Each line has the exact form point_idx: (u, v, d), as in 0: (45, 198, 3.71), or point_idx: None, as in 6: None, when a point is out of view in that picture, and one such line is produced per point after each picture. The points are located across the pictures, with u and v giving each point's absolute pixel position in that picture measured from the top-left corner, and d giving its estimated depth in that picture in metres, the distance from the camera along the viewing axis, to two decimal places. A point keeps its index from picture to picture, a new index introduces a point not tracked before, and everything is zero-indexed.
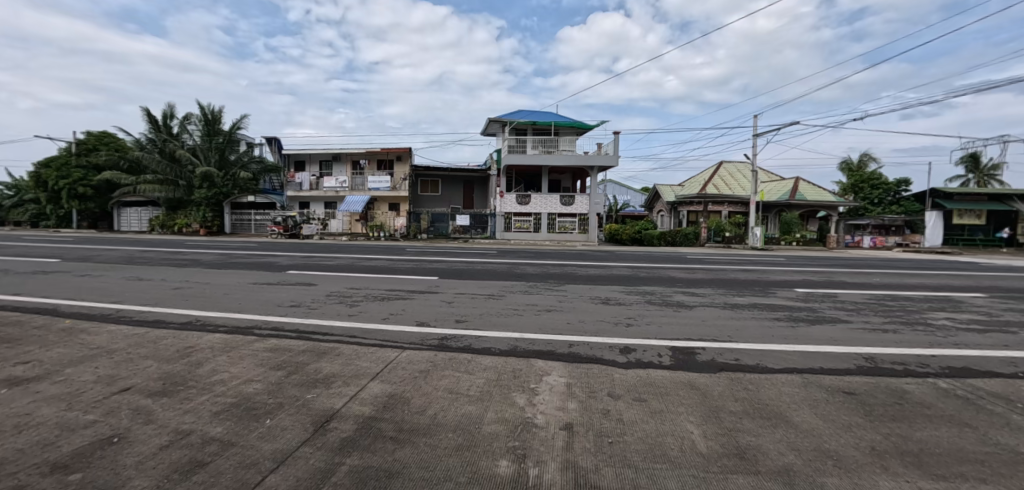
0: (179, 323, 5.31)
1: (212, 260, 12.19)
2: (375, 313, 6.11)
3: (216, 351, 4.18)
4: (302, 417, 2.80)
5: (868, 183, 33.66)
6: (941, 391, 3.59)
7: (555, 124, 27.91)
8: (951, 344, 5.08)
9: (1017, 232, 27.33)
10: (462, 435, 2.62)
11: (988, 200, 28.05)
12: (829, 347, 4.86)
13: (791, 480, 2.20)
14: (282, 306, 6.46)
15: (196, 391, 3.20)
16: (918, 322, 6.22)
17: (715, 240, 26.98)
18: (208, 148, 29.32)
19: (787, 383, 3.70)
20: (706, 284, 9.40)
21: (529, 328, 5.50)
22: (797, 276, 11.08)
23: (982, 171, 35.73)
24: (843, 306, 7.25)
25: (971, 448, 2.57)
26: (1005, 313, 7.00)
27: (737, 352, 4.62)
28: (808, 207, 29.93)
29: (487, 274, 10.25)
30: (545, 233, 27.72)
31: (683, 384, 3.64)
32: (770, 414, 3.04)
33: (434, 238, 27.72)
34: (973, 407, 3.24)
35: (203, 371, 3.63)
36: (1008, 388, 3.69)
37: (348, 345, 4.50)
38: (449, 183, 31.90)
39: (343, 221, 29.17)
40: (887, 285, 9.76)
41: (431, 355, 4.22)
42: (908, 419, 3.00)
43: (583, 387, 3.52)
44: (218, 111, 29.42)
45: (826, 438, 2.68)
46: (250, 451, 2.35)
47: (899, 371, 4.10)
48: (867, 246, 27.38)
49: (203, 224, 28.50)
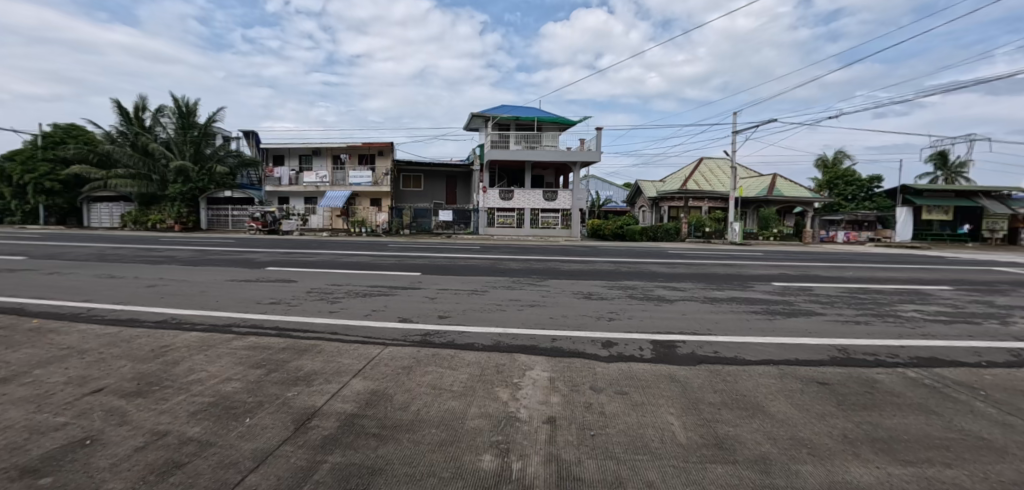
0: (154, 322, 5.15)
1: (188, 257, 11.83)
2: (357, 310, 6.06)
3: (192, 351, 4.08)
4: (283, 416, 2.77)
5: (843, 179, 34.59)
6: (909, 380, 3.76)
7: (537, 120, 28.03)
8: (920, 336, 5.32)
9: (981, 226, 28.75)
10: (446, 431, 2.64)
11: (955, 197, 29.25)
12: (805, 339, 5.01)
13: (768, 468, 2.28)
14: (263, 303, 6.34)
15: (172, 391, 3.13)
16: (888, 314, 6.52)
17: (696, 235, 28.00)
18: (183, 142, 28.56)
19: (763, 374, 3.82)
20: (688, 279, 9.58)
21: (513, 323, 5.55)
22: (774, 271, 11.36)
23: (950, 168, 37.16)
24: (817, 299, 7.50)
25: (937, 435, 2.71)
26: (969, 304, 7.38)
27: (715, 345, 4.73)
28: (785, 203, 30.71)
29: (472, 270, 10.27)
30: (529, 229, 27.80)
31: (664, 376, 3.73)
32: (748, 405, 3.13)
33: (417, 234, 27.53)
34: (939, 396, 3.39)
35: (180, 370, 3.56)
36: (973, 378, 3.87)
37: (329, 343, 4.44)
38: (431, 178, 31.72)
39: (325, 217, 29.25)
40: (860, 278, 10.15)
41: (413, 352, 4.21)
42: (879, 407, 3.14)
43: (566, 381, 3.57)
44: (193, 104, 28.79)
45: (801, 427, 2.79)
46: (230, 451, 2.33)
47: (871, 362, 4.27)
48: (841, 241, 28.43)
49: (178, 220, 27.48)
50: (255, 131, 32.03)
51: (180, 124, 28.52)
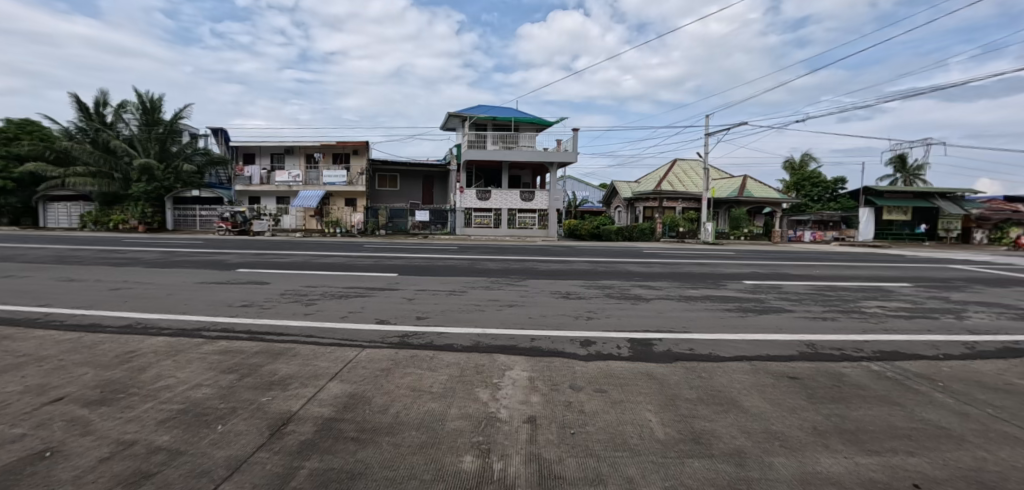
0: (119, 326, 4.95)
1: (155, 259, 11.40)
2: (333, 312, 5.94)
3: (160, 356, 3.92)
4: (257, 421, 2.70)
5: (809, 181, 35.87)
6: (874, 374, 3.93)
7: (515, 120, 28.10)
8: (883, 330, 5.59)
9: (937, 225, 30.39)
10: (426, 433, 2.62)
11: (913, 198, 30.77)
12: (776, 336, 5.18)
13: (743, 461, 2.35)
14: (233, 306, 6.16)
15: (139, 398, 3.00)
16: (853, 311, 6.81)
17: (670, 235, 28.67)
18: (147, 139, 27.50)
19: (737, 370, 3.94)
20: (664, 278, 9.80)
21: (492, 323, 5.55)
22: (746, 269, 11.71)
23: (908, 170, 39.05)
24: (787, 297, 7.78)
25: (900, 425, 2.85)
26: (927, 300, 7.78)
27: (691, 342, 4.85)
28: (755, 204, 31.66)
29: (450, 270, 10.22)
30: (506, 229, 27.85)
31: (642, 374, 3.79)
32: (723, 400, 3.22)
33: (393, 234, 27.20)
34: (901, 388, 3.57)
35: (147, 376, 3.41)
36: (931, 370, 4.09)
37: (305, 346, 4.36)
38: (408, 177, 31.38)
39: (297, 217, 28.53)
40: (826, 276, 10.58)
41: (392, 353, 4.17)
42: (846, 400, 3.28)
43: (545, 380, 3.59)
44: (157, 99, 27.70)
45: (774, 420, 2.88)
46: (202, 459, 2.25)
47: (837, 356, 4.46)
48: (808, 240, 29.53)
49: (143, 221, 26.29)
50: (224, 128, 31.12)
51: (145, 121, 27.50)
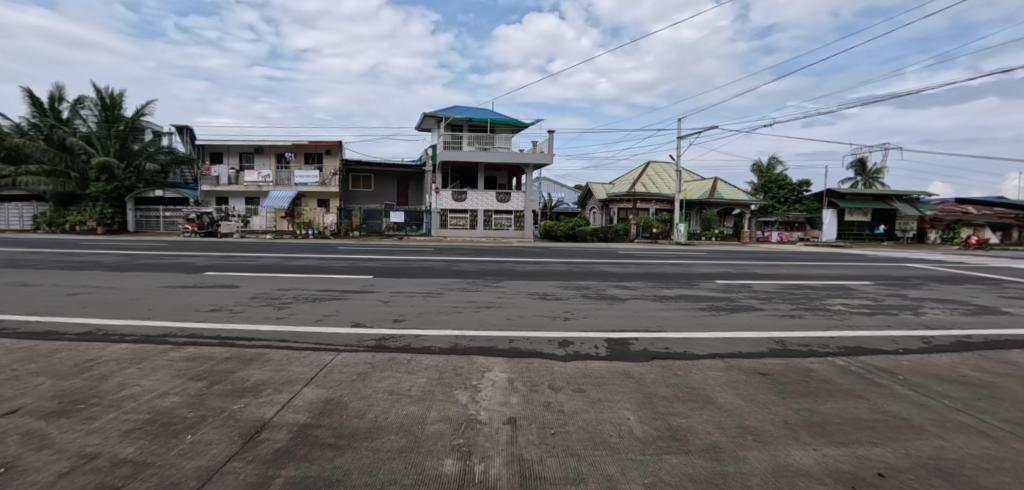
0: (76, 334, 4.67)
1: (115, 262, 10.88)
2: (307, 315, 5.79)
3: (123, 363, 3.74)
4: (229, 430, 2.60)
5: (776, 183, 37.23)
6: (839, 368, 4.10)
7: (491, 121, 28.09)
8: (846, 326, 5.87)
9: (895, 226, 32.00)
10: (405, 437, 2.58)
11: (873, 200, 32.36)
12: (748, 334, 5.35)
13: (718, 456, 2.42)
14: (201, 310, 5.93)
15: (102, 409, 2.85)
16: (818, 308, 7.10)
17: (644, 236, 29.27)
18: (107, 136, 26.23)
19: (711, 367, 4.04)
20: (640, 278, 9.98)
21: (470, 325, 5.50)
22: (717, 269, 12.05)
23: (868, 174, 41.02)
24: (756, 296, 8.05)
25: (865, 417, 2.98)
26: (886, 298, 8.20)
27: (666, 341, 4.95)
28: (725, 206, 32.63)
29: (426, 272, 10.13)
30: (482, 231, 27.83)
31: (620, 373, 3.85)
32: (698, 397, 3.31)
33: (368, 236, 26.74)
34: (864, 382, 3.74)
35: (109, 385, 3.25)
36: (890, 363, 4.30)
37: (278, 350, 4.24)
38: (384, 178, 30.96)
39: (268, 218, 27.65)
40: (792, 275, 10.99)
41: (369, 357, 4.10)
42: (814, 394, 3.41)
43: (525, 381, 3.60)
44: (118, 95, 26.49)
45: (746, 415, 2.98)
46: (171, 470, 2.16)
47: (805, 352, 4.64)
48: (775, 240, 30.60)
49: (101, 222, 25.02)
50: (190, 125, 30.00)
51: (104, 117, 26.25)
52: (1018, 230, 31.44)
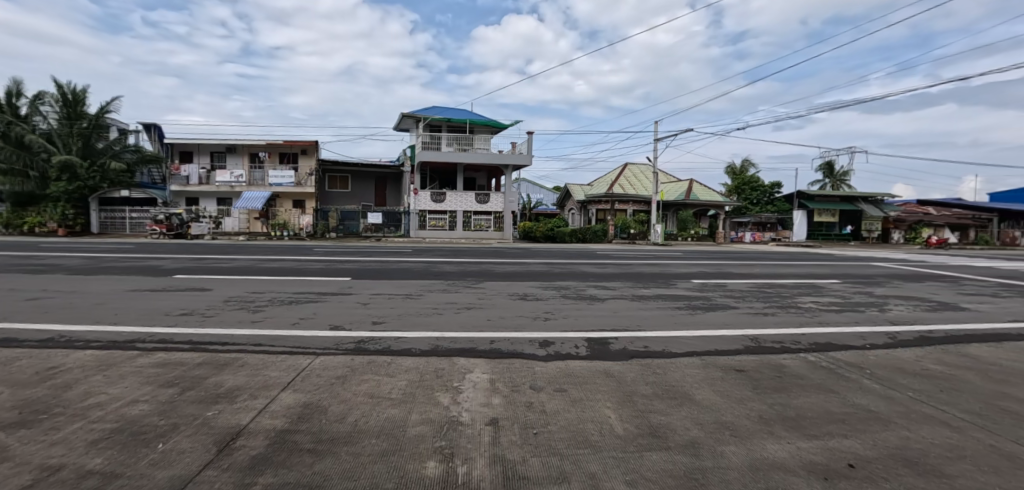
0: (36, 340, 4.44)
1: (78, 265, 10.41)
2: (283, 319, 5.65)
3: (88, 371, 3.58)
4: (203, 438, 2.53)
5: (749, 185, 38.32)
6: (811, 364, 4.25)
7: (470, 122, 28.03)
8: (817, 323, 6.09)
9: (861, 226, 33.30)
10: (387, 440, 2.55)
11: (840, 201, 33.61)
12: (724, 332, 5.47)
13: (698, 451, 2.47)
14: (171, 315, 5.72)
15: (66, 418, 2.72)
16: (790, 306, 7.33)
17: (621, 236, 29.69)
18: (69, 134, 25.07)
19: (689, 365, 4.13)
20: (619, 278, 10.10)
21: (450, 326, 5.47)
22: (693, 269, 12.30)
23: (835, 176, 42.59)
24: (731, 295, 8.24)
25: (836, 410, 3.09)
26: (854, 295, 8.51)
27: (645, 340, 5.04)
28: (700, 207, 33.38)
29: (404, 273, 10.03)
30: (461, 232, 27.73)
31: (600, 372, 3.90)
32: (677, 394, 3.37)
33: (345, 237, 26.28)
34: (834, 377, 3.88)
35: (74, 394, 3.10)
36: (858, 358, 4.48)
37: (253, 355, 4.13)
38: (361, 179, 30.53)
39: (240, 219, 27.01)
40: (765, 274, 11.32)
41: (347, 360, 4.03)
42: (788, 389, 3.52)
43: (506, 382, 3.60)
44: (81, 91, 25.38)
45: (723, 412, 3.05)
46: (141, 481, 2.07)
47: (778, 349, 4.78)
48: (748, 240, 31.45)
49: (63, 223, 23.89)
50: (158, 123, 28.99)
51: (66, 114, 25.10)
52: (974, 230, 33.13)
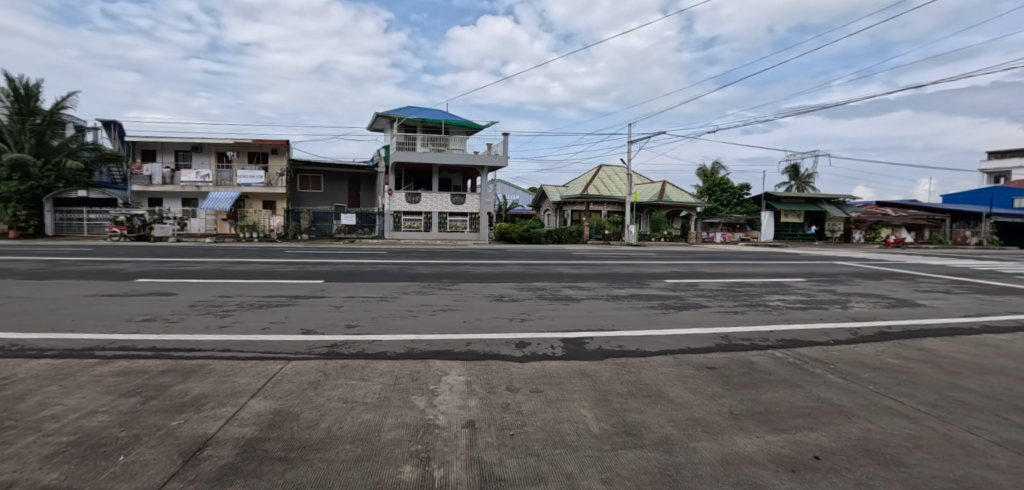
0: None
1: (29, 269, 9.83)
2: (253, 323, 5.49)
3: (41, 382, 3.39)
4: (168, 449, 2.43)
5: (720, 187, 39.48)
6: (779, 360, 4.41)
7: (446, 123, 27.88)
8: (784, 320, 6.32)
9: (824, 227, 34.77)
10: (362, 445, 2.52)
11: (805, 203, 35.00)
12: (696, 330, 5.61)
13: (671, 448, 2.54)
14: (132, 321, 5.47)
15: (16, 432, 2.57)
16: (758, 304, 7.60)
17: (597, 237, 30.11)
18: (19, 130, 23.68)
19: (662, 363, 4.23)
20: (594, 278, 10.24)
21: (425, 329, 5.41)
22: (666, 268, 12.58)
23: (800, 178, 44.35)
24: (703, 294, 8.47)
25: (801, 404, 3.23)
26: (817, 293, 8.88)
27: (619, 339, 5.14)
28: (673, 208, 34.17)
29: (378, 276, 9.89)
30: (437, 233, 27.54)
31: (576, 372, 3.94)
32: (651, 392, 3.45)
33: (317, 239, 25.80)
34: (800, 372, 4.04)
35: (26, 406, 2.93)
36: (822, 354, 4.68)
37: (221, 361, 4.00)
38: (335, 179, 29.94)
39: (207, 220, 26.13)
40: (734, 274, 11.68)
41: (320, 365, 3.95)
42: (756, 385, 3.65)
43: (482, 383, 3.61)
44: (33, 86, 24.02)
45: (695, 408, 3.13)
46: None
47: (747, 346, 4.95)
48: (718, 241, 32.36)
49: (13, 225, 22.69)
50: (118, 120, 27.67)
51: (17, 110, 23.71)
52: (927, 230, 35.05)
